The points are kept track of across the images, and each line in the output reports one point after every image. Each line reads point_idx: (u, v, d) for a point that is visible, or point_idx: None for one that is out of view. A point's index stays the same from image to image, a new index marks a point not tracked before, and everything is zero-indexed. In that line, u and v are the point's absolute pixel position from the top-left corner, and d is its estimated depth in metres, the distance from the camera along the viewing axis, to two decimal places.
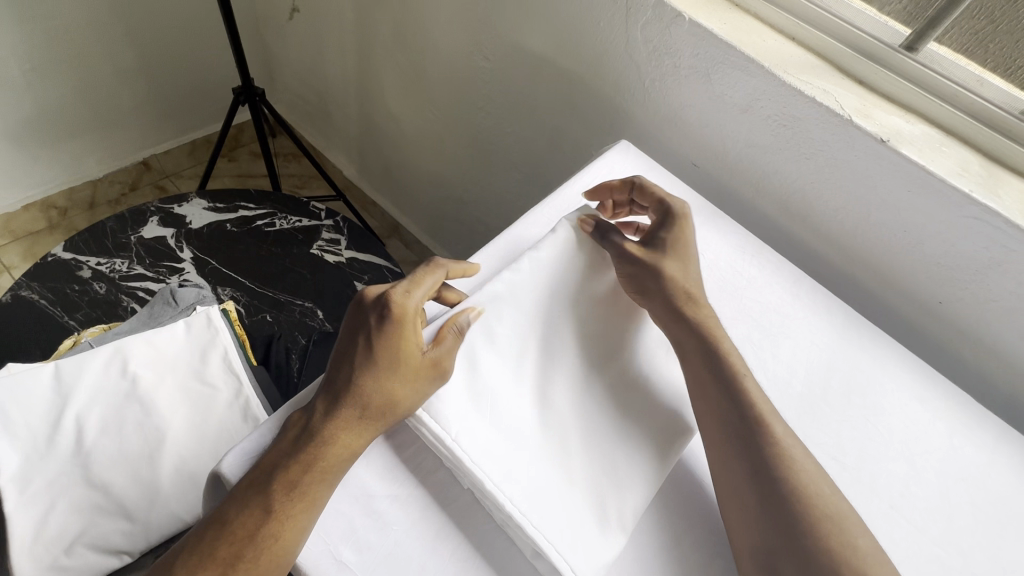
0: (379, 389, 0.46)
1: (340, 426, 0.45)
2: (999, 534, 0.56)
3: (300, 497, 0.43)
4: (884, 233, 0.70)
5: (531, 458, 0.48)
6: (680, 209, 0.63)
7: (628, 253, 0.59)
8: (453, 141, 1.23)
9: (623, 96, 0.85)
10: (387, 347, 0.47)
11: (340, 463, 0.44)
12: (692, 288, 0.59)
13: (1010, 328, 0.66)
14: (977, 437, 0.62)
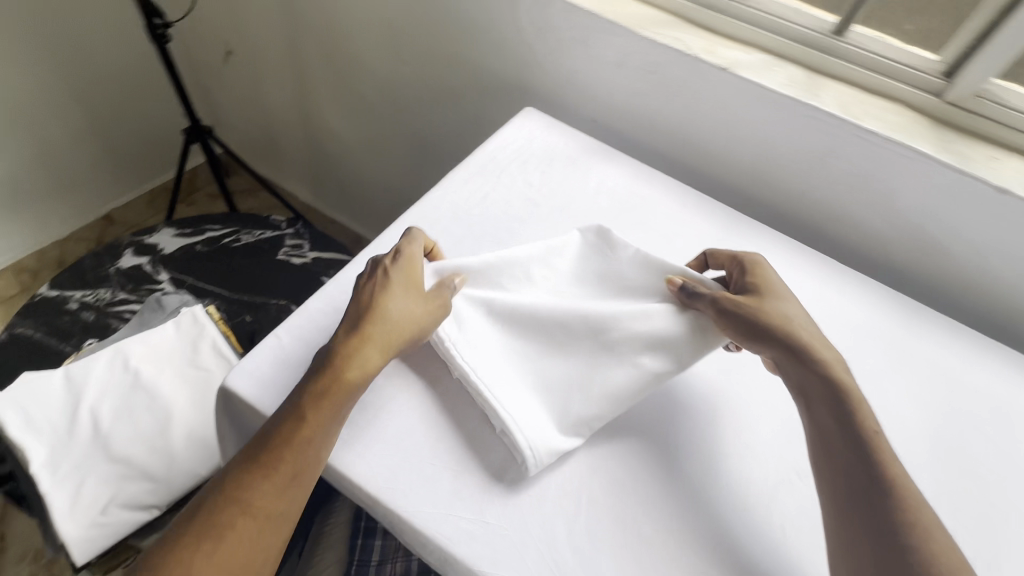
0: (395, 315, 0.56)
1: (362, 348, 0.53)
2: (858, 351, 0.71)
3: (328, 400, 0.51)
4: (746, 144, 0.86)
5: (507, 364, 0.60)
6: (762, 261, 0.65)
7: (723, 300, 0.58)
8: (392, 144, 1.35)
9: (528, 73, 1.00)
10: (397, 277, 0.58)
11: (363, 371, 0.53)
12: (792, 317, 0.58)
13: (855, 200, 0.82)
14: (839, 287, 0.77)
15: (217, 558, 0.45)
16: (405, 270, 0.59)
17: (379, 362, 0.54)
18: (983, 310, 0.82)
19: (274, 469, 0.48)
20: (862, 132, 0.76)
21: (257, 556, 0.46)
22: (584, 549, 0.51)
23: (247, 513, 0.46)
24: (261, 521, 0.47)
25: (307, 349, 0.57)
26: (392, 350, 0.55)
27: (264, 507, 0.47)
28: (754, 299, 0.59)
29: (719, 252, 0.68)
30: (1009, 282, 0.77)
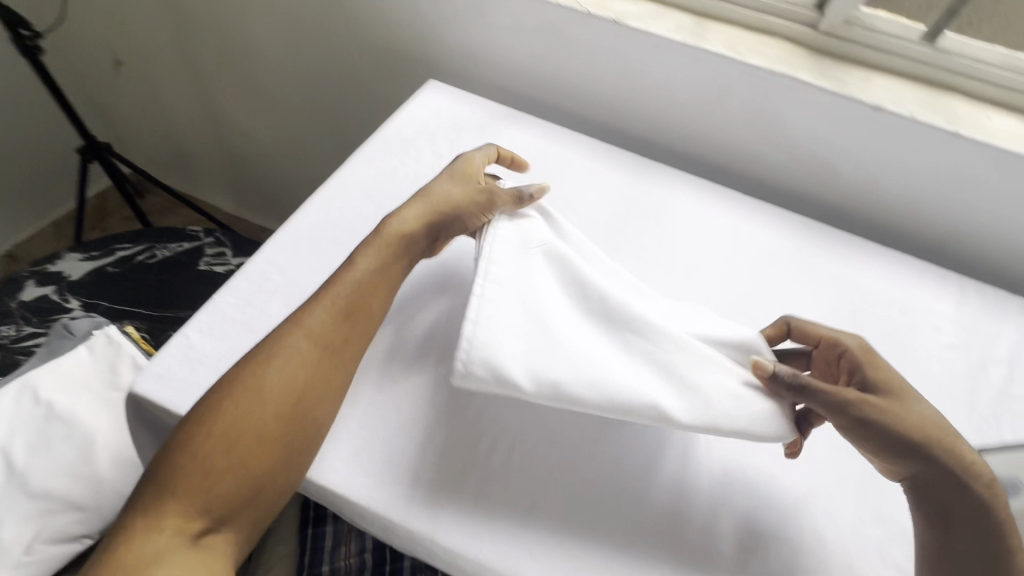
0: (439, 194, 0.64)
1: (407, 212, 0.62)
2: (767, 272, 0.75)
3: (377, 247, 0.59)
4: (646, 93, 0.88)
5: (538, 290, 0.57)
6: (866, 342, 0.56)
7: (858, 402, 0.50)
8: (309, 138, 1.31)
9: (432, 48, 0.99)
10: (451, 169, 0.67)
11: (403, 228, 0.60)
12: (931, 417, 0.51)
13: (753, 135, 0.86)
14: (746, 218, 0.81)
15: (279, 375, 0.50)
16: (462, 167, 0.68)
17: (418, 227, 0.61)
18: (878, 222, 0.88)
19: (333, 301, 0.54)
20: (748, 68, 0.79)
21: (312, 380, 0.51)
22: (521, 493, 0.51)
23: (309, 339, 0.52)
24: (320, 350, 0.52)
25: (219, 343, 0.55)
26: (431, 215, 0.62)
27: (324, 335, 0.53)
28: (887, 398, 0.52)
29: (813, 326, 0.59)
30: (895, 192, 0.84)
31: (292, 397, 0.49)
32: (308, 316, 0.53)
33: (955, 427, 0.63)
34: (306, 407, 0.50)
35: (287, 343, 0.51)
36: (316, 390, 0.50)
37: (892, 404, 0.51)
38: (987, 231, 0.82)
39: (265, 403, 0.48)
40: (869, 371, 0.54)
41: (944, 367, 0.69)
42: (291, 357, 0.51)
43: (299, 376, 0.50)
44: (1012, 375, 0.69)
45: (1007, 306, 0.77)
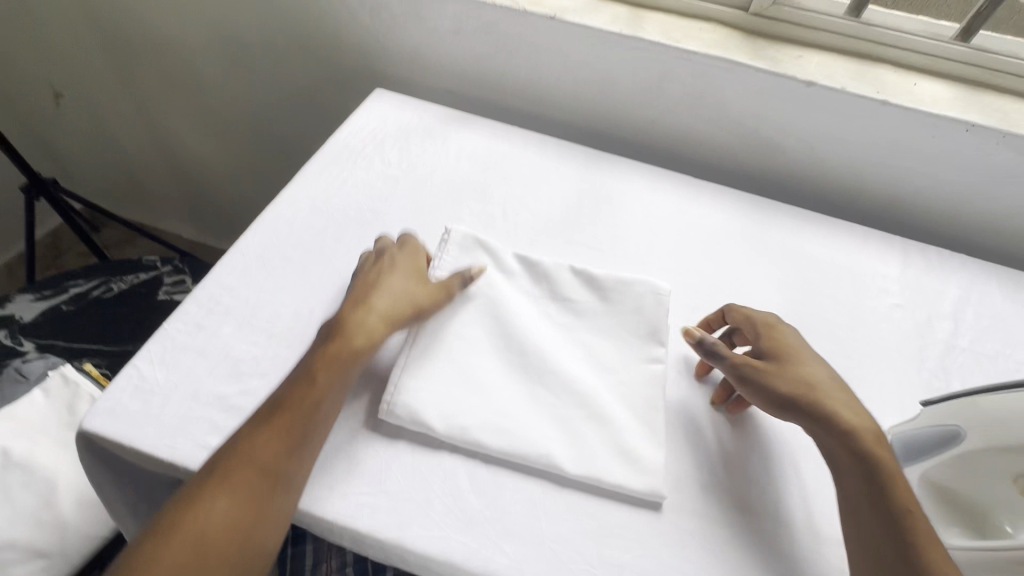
0: (397, 290, 0.59)
1: (366, 313, 0.56)
2: (720, 251, 0.77)
3: (337, 363, 0.53)
4: (590, 86, 0.89)
5: (471, 345, 0.60)
6: (776, 321, 0.60)
7: (744, 368, 0.56)
8: (262, 156, 1.30)
9: (377, 56, 0.99)
10: (404, 263, 0.62)
11: (366, 338, 0.55)
12: (817, 383, 0.54)
13: (697, 119, 0.88)
14: (697, 200, 0.83)
15: (255, 447, 0.47)
16: (410, 253, 0.64)
17: (382, 331, 0.57)
18: (823, 193, 0.91)
19: (312, 378, 0.51)
20: (685, 54, 0.81)
21: (288, 450, 0.48)
22: (488, 490, 0.52)
23: (288, 410, 0.49)
24: (300, 421, 0.49)
25: (170, 372, 0.54)
26: (393, 320, 0.58)
27: (301, 407, 0.50)
28: (781, 367, 0.56)
29: (739, 308, 0.63)
30: (837, 163, 0.86)
31: (262, 471, 0.46)
32: (287, 390, 0.50)
33: (906, 384, 0.65)
34: (278, 477, 0.47)
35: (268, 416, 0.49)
36: (291, 462, 0.47)
37: (788, 373, 0.55)
38: (925, 192, 0.86)
39: (240, 480, 0.45)
40: (767, 346, 0.58)
41: (892, 327, 0.71)
42: (270, 427, 0.48)
43: (276, 448, 0.47)
44: (957, 329, 0.72)
45: (948, 263, 0.80)
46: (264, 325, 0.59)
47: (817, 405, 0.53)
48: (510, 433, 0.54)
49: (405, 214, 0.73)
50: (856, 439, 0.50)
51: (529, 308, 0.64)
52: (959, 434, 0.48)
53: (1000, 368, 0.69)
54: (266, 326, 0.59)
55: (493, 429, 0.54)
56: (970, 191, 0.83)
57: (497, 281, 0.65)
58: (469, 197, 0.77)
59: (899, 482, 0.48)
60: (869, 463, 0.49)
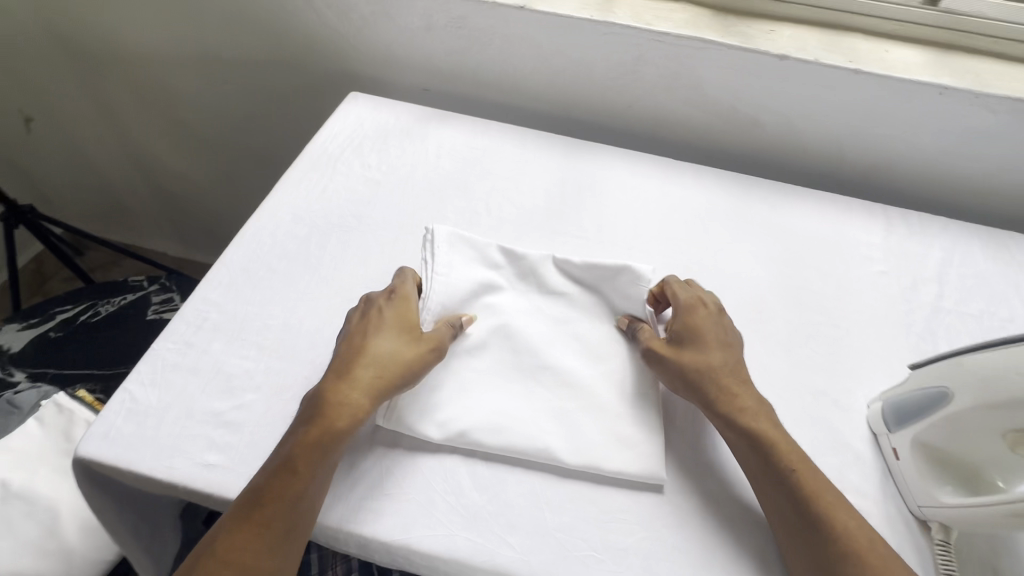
0: (382, 357, 0.54)
1: (350, 391, 0.52)
2: (705, 231, 0.77)
3: (321, 451, 0.49)
4: (566, 74, 0.89)
5: (474, 344, 0.60)
6: (697, 300, 0.60)
7: (654, 352, 0.58)
8: (242, 168, 1.28)
9: (349, 58, 0.98)
10: (393, 317, 0.57)
11: (350, 418, 0.51)
12: (710, 365, 0.56)
13: (674, 100, 0.88)
14: (678, 181, 0.83)
15: (233, 548, 0.44)
16: (399, 308, 0.58)
17: (367, 407, 0.52)
18: (804, 165, 0.92)
19: (292, 469, 0.47)
20: (656, 36, 0.81)
21: (269, 550, 0.45)
22: (489, 486, 0.52)
23: (268, 505, 0.46)
24: (278, 517, 0.45)
25: (162, 393, 0.54)
26: (380, 390, 0.53)
27: (278, 505, 0.46)
28: (689, 350, 0.57)
29: (670, 285, 0.63)
30: (815, 134, 0.87)
31: (241, 574, 0.43)
32: (264, 486, 0.46)
33: (894, 350, 0.66)
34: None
35: (246, 514, 0.45)
36: (272, 560, 0.45)
37: (692, 355, 0.57)
38: (903, 157, 0.86)
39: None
40: (680, 326, 0.59)
41: (878, 294, 0.72)
42: (248, 527, 0.45)
43: (255, 549, 0.44)
44: (942, 291, 0.73)
45: (929, 226, 0.81)
46: (254, 338, 0.59)
47: (715, 385, 0.55)
48: (508, 429, 0.54)
49: (388, 216, 0.73)
50: (742, 423, 0.53)
51: (526, 306, 0.64)
52: (947, 395, 0.49)
53: (986, 326, 0.70)
54: (256, 339, 0.59)
55: (493, 428, 0.54)
56: (947, 154, 0.84)
57: (486, 276, 0.64)
58: (450, 194, 0.77)
59: (784, 450, 0.51)
60: (755, 439, 0.52)
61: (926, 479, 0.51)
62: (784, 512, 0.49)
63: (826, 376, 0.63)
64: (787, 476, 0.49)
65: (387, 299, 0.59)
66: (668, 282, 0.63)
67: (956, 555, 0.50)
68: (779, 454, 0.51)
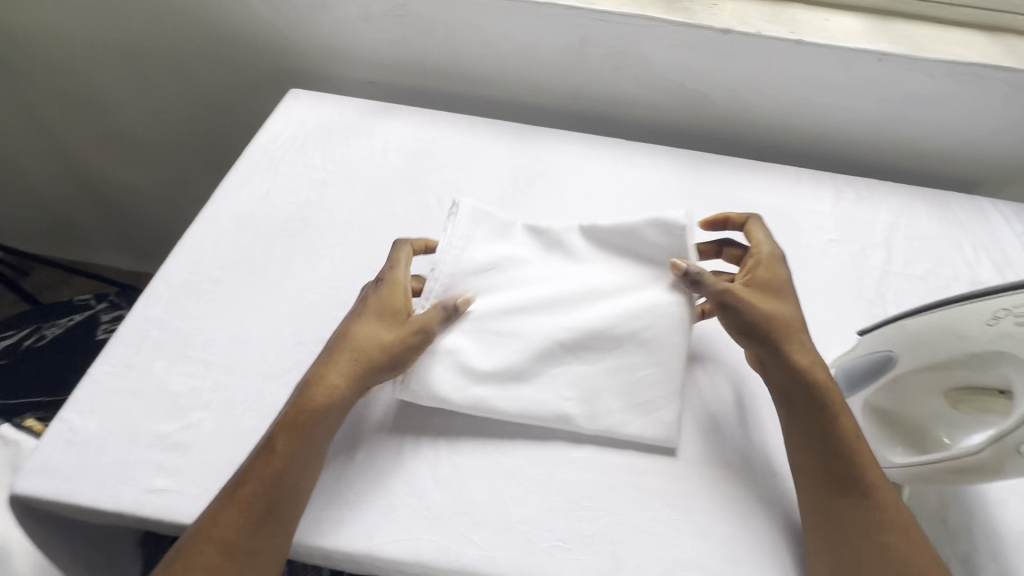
0: (360, 341, 0.54)
1: (328, 374, 0.52)
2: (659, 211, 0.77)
3: (297, 435, 0.49)
4: (512, 58, 0.87)
5: (486, 318, 0.59)
6: (781, 255, 0.59)
7: (726, 294, 0.54)
8: (187, 173, 1.22)
9: (288, 53, 0.94)
10: (380, 300, 0.56)
11: (328, 403, 0.51)
12: (787, 317, 0.55)
13: (623, 81, 0.87)
14: (631, 163, 0.82)
15: (218, 525, 0.45)
16: (385, 291, 0.57)
17: (345, 391, 0.52)
18: (755, 139, 0.92)
19: (270, 448, 0.48)
20: (600, 16, 0.79)
21: (253, 528, 0.45)
22: (453, 485, 0.51)
23: (250, 483, 0.47)
24: (260, 495, 0.46)
25: (103, 419, 0.51)
26: (360, 374, 0.53)
27: (258, 488, 0.46)
28: (766, 297, 0.56)
29: (755, 231, 0.62)
30: (763, 108, 0.87)
31: (226, 550, 0.44)
32: (245, 467, 0.47)
33: (846, 316, 0.67)
34: (246, 552, 0.45)
35: (231, 491, 0.47)
36: (258, 538, 0.45)
37: (771, 304, 0.55)
38: (848, 125, 0.88)
39: (206, 562, 0.44)
40: (761, 274, 0.57)
41: (830, 262, 0.73)
42: (233, 504, 0.46)
43: (239, 525, 0.45)
44: (889, 255, 0.75)
45: (876, 192, 0.83)
46: (199, 354, 0.56)
47: (787, 335, 0.54)
48: (523, 397, 0.56)
49: (335, 217, 0.70)
50: (809, 374, 0.52)
51: (547, 273, 0.62)
52: (893, 358, 0.50)
53: (931, 287, 0.72)
54: (202, 355, 0.56)
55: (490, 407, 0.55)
56: (889, 120, 0.86)
57: (506, 244, 0.63)
58: (400, 190, 0.75)
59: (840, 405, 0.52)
60: (816, 392, 0.52)
61: (877, 441, 0.52)
62: (825, 470, 0.50)
63: None
64: (845, 442, 0.50)
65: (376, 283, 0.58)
66: (752, 222, 0.62)
67: None
68: (841, 415, 0.51)
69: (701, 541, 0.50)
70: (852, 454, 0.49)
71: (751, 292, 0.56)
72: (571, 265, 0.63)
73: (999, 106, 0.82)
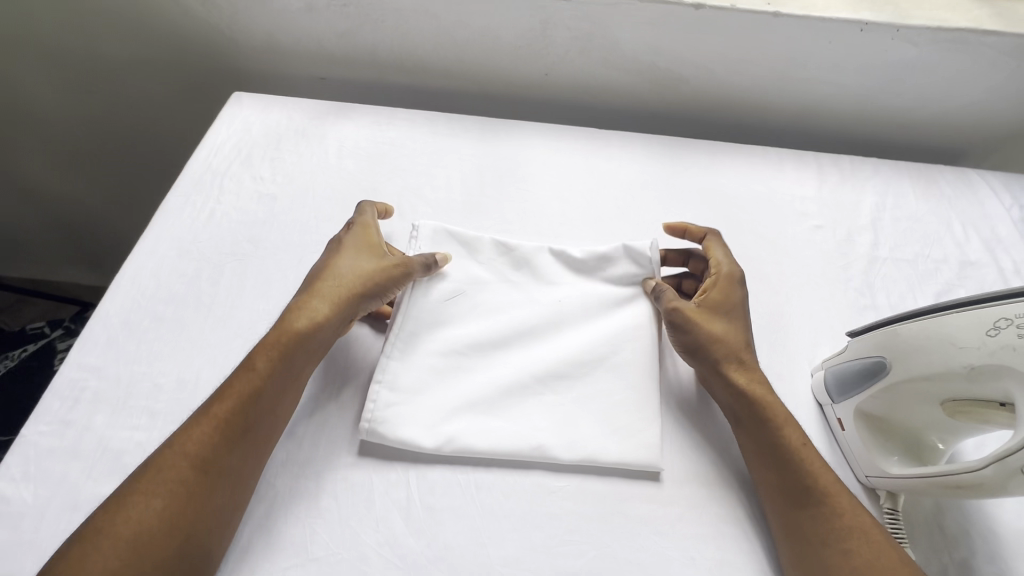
0: (338, 274, 0.55)
1: (310, 301, 0.53)
2: (636, 206, 0.73)
3: (281, 353, 0.50)
4: (472, 45, 0.80)
5: (460, 353, 0.57)
6: (739, 275, 0.59)
7: (674, 313, 0.57)
8: (130, 186, 1.12)
9: (229, 51, 0.87)
10: (357, 239, 0.59)
11: (311, 325, 0.52)
12: (733, 340, 0.55)
13: (592, 63, 0.81)
14: (605, 155, 0.77)
15: (191, 440, 0.45)
16: (358, 234, 0.59)
17: (327, 314, 0.53)
18: (734, 119, 0.87)
19: (251, 365, 0.49)
20: None
21: (227, 446, 0.45)
22: (427, 528, 0.48)
23: (227, 401, 0.47)
24: (235, 414, 0.46)
25: (38, 487, 0.47)
26: (341, 300, 0.54)
27: (239, 400, 0.47)
28: (715, 317, 0.57)
29: (713, 248, 0.62)
30: (742, 85, 0.82)
31: (198, 465, 0.44)
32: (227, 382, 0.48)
33: (833, 311, 0.64)
34: (220, 472, 0.44)
35: (205, 411, 0.46)
36: (231, 454, 0.45)
37: (719, 325, 0.56)
38: (832, 99, 0.83)
39: (178, 476, 0.43)
40: (713, 294, 0.58)
41: (814, 251, 0.70)
42: (205, 423, 0.46)
43: (212, 442, 0.45)
44: (877, 239, 0.72)
45: (861, 171, 0.79)
46: (143, 404, 0.52)
47: (732, 355, 0.55)
48: (496, 432, 0.53)
49: (288, 236, 0.65)
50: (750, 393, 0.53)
51: (520, 295, 0.62)
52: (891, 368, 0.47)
53: (921, 271, 0.69)
54: (146, 405, 0.52)
55: (470, 446, 0.52)
56: (872, 92, 0.82)
57: (469, 268, 0.62)
58: (358, 201, 0.69)
59: (787, 427, 0.51)
60: (758, 409, 0.52)
61: (872, 451, 0.50)
62: (779, 481, 0.49)
63: (768, 349, 0.61)
64: (793, 453, 0.50)
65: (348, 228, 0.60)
66: (710, 238, 0.63)
67: (904, 520, 0.50)
68: (784, 432, 0.51)
69: (692, 569, 0.48)
70: (804, 466, 0.49)
71: (700, 314, 0.57)
72: (543, 288, 0.62)
73: (987, 72, 0.78)
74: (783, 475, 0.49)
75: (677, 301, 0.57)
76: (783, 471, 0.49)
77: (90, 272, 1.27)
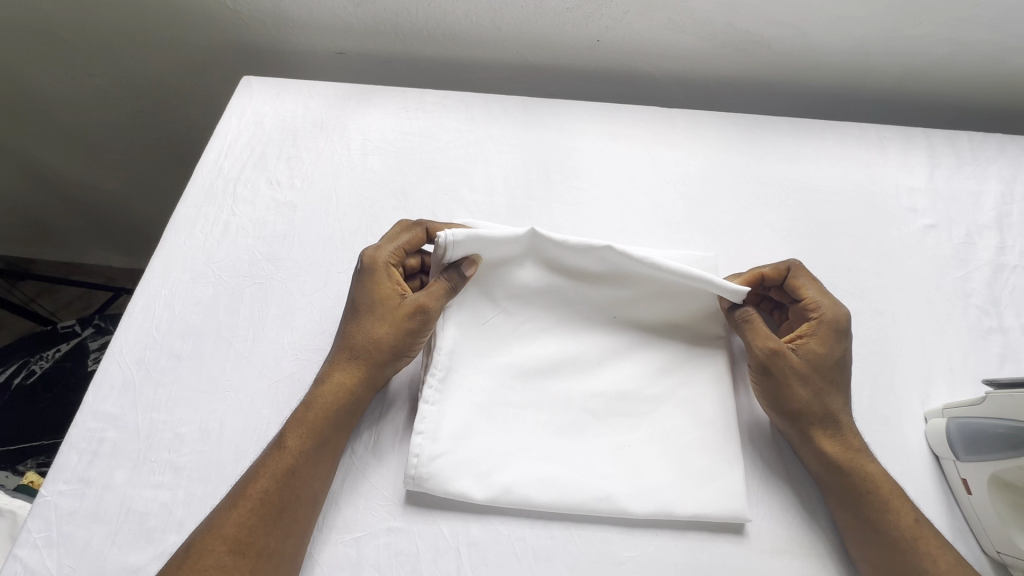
0: (358, 338, 0.47)
1: (334, 373, 0.47)
2: (709, 203, 0.61)
3: (312, 432, 0.44)
4: (513, 10, 0.68)
5: (518, 385, 0.48)
6: (846, 323, 0.48)
7: (771, 360, 0.47)
8: (143, 176, 1.00)
9: (236, 28, 0.77)
10: (366, 290, 0.48)
11: (338, 400, 0.46)
12: (829, 402, 0.47)
13: (653, 25, 0.68)
14: (671, 141, 0.66)
15: (228, 520, 0.41)
16: (372, 274, 0.49)
17: (355, 385, 0.46)
18: (821, 88, 0.74)
19: (282, 443, 0.44)
20: None
21: (265, 527, 0.41)
22: None
23: (261, 478, 0.42)
24: (271, 491, 0.42)
25: (62, 556, 0.43)
26: (367, 368, 0.47)
27: (273, 481, 0.42)
28: (815, 373, 0.47)
29: (805, 286, 0.50)
30: (840, 46, 0.68)
31: (237, 548, 0.40)
32: (258, 462, 0.43)
33: (951, 336, 0.54)
34: (258, 553, 0.40)
35: (241, 489, 0.42)
36: (268, 534, 0.41)
37: (799, 386, 0.47)
38: (951, 60, 0.68)
39: (217, 562, 0.39)
40: (811, 344, 0.48)
41: (925, 257, 0.59)
42: (243, 502, 0.41)
43: (250, 522, 0.41)
44: (1003, 241, 0.60)
45: (984, 150, 0.65)
46: (166, 458, 0.47)
47: (828, 418, 0.46)
48: (558, 478, 0.45)
49: (311, 253, 0.58)
50: (835, 460, 0.45)
51: (577, 305, 0.51)
52: None
53: None
54: (169, 459, 0.47)
55: (541, 497, 0.44)
56: (1001, 49, 0.67)
57: (523, 275, 0.51)
58: (386, 207, 0.61)
59: (891, 500, 0.43)
60: (857, 486, 0.44)
61: (1012, 528, 0.42)
62: (876, 555, 0.42)
63: (872, 384, 0.51)
64: (899, 533, 0.42)
65: (359, 266, 0.50)
66: (796, 274, 0.51)
67: None
68: (892, 513, 0.43)
69: None
70: (908, 542, 0.42)
71: (803, 364, 0.47)
72: (594, 295, 0.51)
73: None
74: (891, 560, 0.42)
75: (776, 343, 0.47)
76: (895, 559, 0.42)
77: (121, 255, 1.16)
